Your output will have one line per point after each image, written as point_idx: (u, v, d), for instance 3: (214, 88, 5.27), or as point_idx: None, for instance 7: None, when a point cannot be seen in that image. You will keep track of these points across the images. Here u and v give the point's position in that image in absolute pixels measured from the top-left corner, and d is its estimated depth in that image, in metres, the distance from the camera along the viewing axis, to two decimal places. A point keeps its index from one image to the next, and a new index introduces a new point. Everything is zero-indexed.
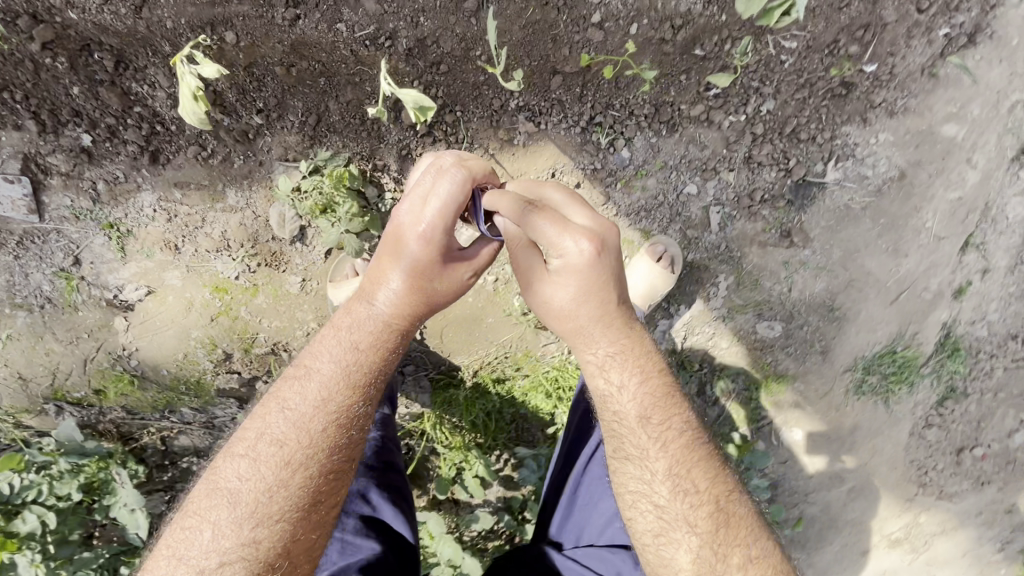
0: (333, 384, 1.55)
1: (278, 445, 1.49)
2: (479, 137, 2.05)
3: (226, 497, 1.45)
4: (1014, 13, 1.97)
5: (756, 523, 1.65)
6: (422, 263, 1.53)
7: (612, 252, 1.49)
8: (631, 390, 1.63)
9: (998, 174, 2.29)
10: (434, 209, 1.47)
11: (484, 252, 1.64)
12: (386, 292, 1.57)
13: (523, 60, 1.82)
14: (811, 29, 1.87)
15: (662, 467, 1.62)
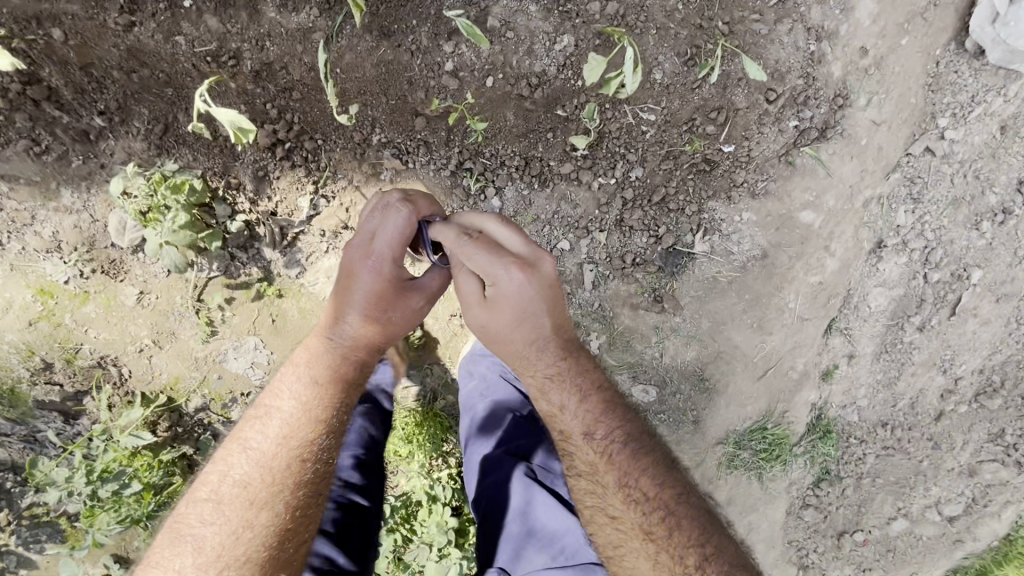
0: (284, 417, 1.51)
1: (246, 484, 1.42)
2: (342, 167, 2.02)
3: (193, 544, 1.35)
4: (862, 115, 2.07)
5: (717, 527, 1.53)
6: (375, 294, 1.55)
7: (545, 276, 1.52)
8: (585, 406, 1.58)
9: (860, 264, 2.34)
10: (381, 244, 1.52)
11: (434, 283, 1.66)
12: (348, 326, 1.58)
13: (382, 97, 1.85)
14: (666, 104, 1.94)
15: (630, 474, 1.54)
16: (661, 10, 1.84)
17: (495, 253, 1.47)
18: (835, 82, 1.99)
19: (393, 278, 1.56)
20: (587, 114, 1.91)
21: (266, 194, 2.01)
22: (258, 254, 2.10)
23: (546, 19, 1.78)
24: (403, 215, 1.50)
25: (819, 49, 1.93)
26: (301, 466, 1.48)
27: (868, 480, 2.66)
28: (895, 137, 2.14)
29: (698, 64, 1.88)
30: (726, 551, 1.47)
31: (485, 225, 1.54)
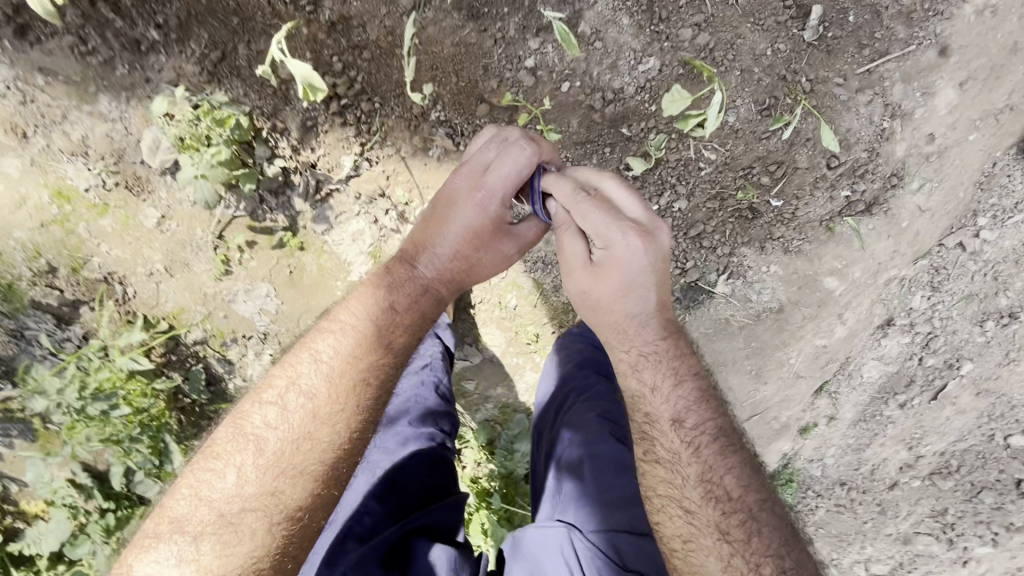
0: (359, 337, 1.61)
1: (312, 397, 1.53)
2: (393, 136, 1.97)
3: (256, 445, 1.48)
4: (910, 199, 2.08)
5: (794, 538, 1.51)
6: (470, 233, 1.69)
7: (656, 250, 1.57)
8: (674, 390, 1.61)
9: (865, 335, 2.35)
10: (492, 183, 1.64)
11: (529, 232, 1.79)
12: (436, 255, 1.72)
13: (452, 77, 1.80)
14: (729, 147, 1.95)
15: (714, 469, 1.53)
16: (750, 53, 1.82)
17: (613, 215, 1.55)
18: (894, 162, 1.99)
19: (493, 218, 1.68)
20: (655, 142, 1.93)
21: (310, 146, 1.96)
22: (288, 202, 2.05)
23: (637, 37, 1.77)
24: (524, 157, 1.60)
25: (891, 127, 1.93)
26: (365, 389, 1.58)
27: (810, 528, 2.65)
28: (934, 226, 2.15)
29: (772, 115, 1.88)
30: (800, 562, 1.46)
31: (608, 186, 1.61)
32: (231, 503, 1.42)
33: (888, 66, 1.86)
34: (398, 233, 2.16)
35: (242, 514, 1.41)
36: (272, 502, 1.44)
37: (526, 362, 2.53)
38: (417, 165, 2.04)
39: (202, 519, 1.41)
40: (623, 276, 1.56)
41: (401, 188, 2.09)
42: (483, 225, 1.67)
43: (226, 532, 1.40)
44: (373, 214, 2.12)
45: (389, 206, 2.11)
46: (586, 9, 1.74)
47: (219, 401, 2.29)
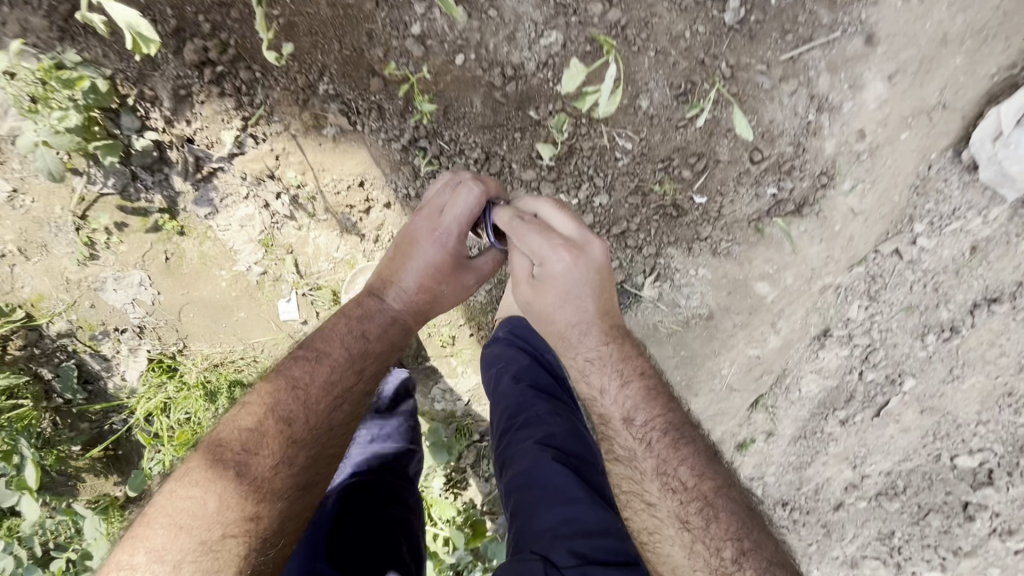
0: (335, 367, 1.58)
1: (289, 420, 1.47)
2: (280, 110, 1.78)
3: (238, 469, 1.38)
4: (841, 200, 1.95)
5: (758, 520, 1.39)
6: (435, 267, 1.65)
7: (593, 259, 1.49)
8: (620, 391, 1.49)
9: (800, 347, 2.19)
10: (451, 225, 1.60)
11: (486, 265, 1.74)
12: (402, 292, 1.68)
13: (333, 44, 1.63)
14: (646, 136, 1.80)
15: (669, 460, 1.41)
16: (666, 33, 1.66)
17: (545, 234, 1.47)
18: (824, 159, 1.86)
19: (454, 255, 1.65)
20: (556, 127, 1.77)
21: (184, 117, 1.75)
22: (166, 181, 1.85)
23: (538, 7, 1.59)
24: (477, 196, 1.56)
25: (818, 120, 1.81)
26: (336, 410, 1.54)
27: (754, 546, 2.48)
28: (869, 231, 2.01)
29: (688, 100, 1.74)
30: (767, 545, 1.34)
31: (546, 210, 1.53)
32: (208, 527, 1.29)
33: (813, 54, 1.73)
34: (293, 220, 1.97)
35: (224, 540, 1.29)
36: (249, 531, 1.32)
37: (442, 366, 2.35)
38: (311, 145, 1.86)
39: (179, 535, 1.28)
40: (558, 290, 1.49)
41: (292, 169, 1.89)
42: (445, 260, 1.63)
43: (197, 557, 1.26)
44: (263, 198, 1.93)
45: (279, 189, 1.91)
46: None
47: (97, 401, 2.10)
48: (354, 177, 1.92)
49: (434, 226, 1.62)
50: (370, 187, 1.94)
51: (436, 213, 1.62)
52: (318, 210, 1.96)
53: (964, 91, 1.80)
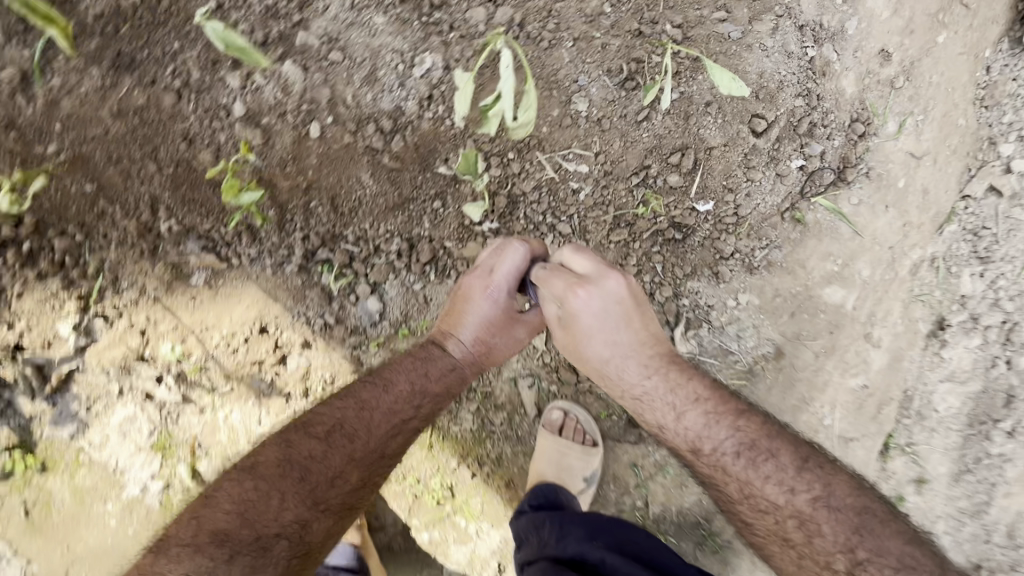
0: (359, 437, 1.21)
1: (340, 481, 1.17)
2: (126, 273, 1.33)
3: (303, 472, 1.15)
4: (890, 146, 1.44)
5: (897, 530, 1.06)
6: (489, 319, 1.30)
7: (609, 294, 1.22)
8: (680, 422, 1.20)
9: (912, 355, 1.56)
10: (500, 281, 1.28)
11: (535, 319, 1.35)
12: (461, 344, 1.31)
13: (150, 165, 1.17)
14: (602, 147, 1.29)
15: (754, 479, 1.12)
16: (578, 14, 1.23)
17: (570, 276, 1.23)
18: (848, 103, 1.36)
19: (505, 309, 1.30)
20: (465, 167, 1.22)
21: (4, 320, 1.31)
22: (10, 408, 1.39)
23: (401, 34, 1.17)
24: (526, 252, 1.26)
25: (821, 55, 1.32)
26: (389, 446, 1.24)
27: None
28: (942, 174, 1.47)
29: (640, 85, 1.26)
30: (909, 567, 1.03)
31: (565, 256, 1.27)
32: (268, 523, 1.09)
33: None
34: (190, 404, 1.47)
35: (266, 502, 1.11)
36: None
37: (448, 531, 1.71)
38: (184, 304, 1.40)
39: (207, 538, 1.05)
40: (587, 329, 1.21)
41: (167, 342, 1.41)
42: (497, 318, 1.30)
43: (249, 557, 1.04)
44: (140, 390, 1.43)
45: (156, 371, 1.42)
46: (309, 17, 1.13)
47: None
48: (251, 323, 1.45)
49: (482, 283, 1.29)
50: (276, 330, 1.46)
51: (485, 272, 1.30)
52: (216, 381, 1.47)
53: None
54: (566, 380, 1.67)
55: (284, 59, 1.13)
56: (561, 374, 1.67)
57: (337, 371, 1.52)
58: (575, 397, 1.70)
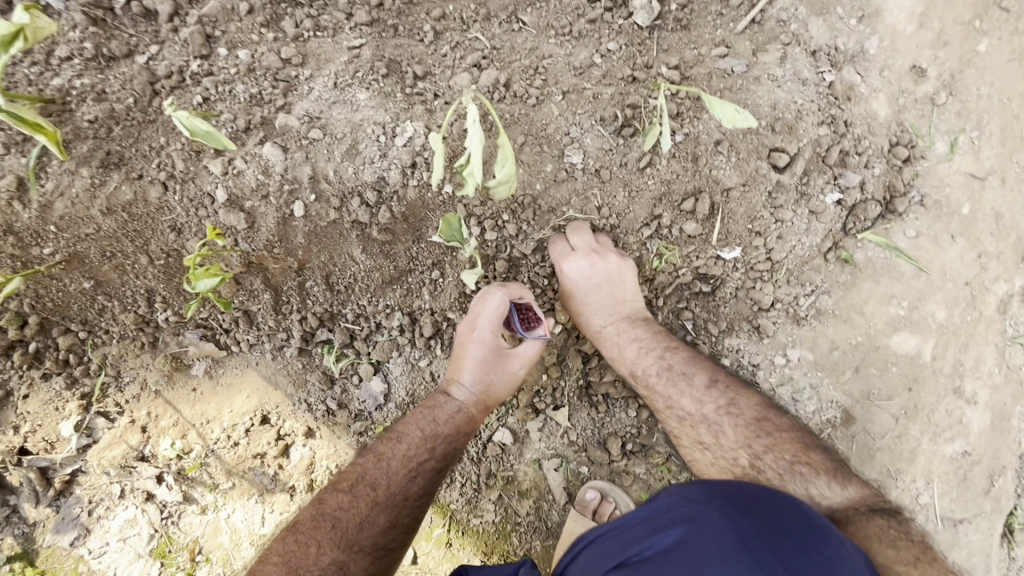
0: (382, 493, 1.17)
1: (368, 525, 1.13)
2: (127, 367, 1.31)
3: (333, 520, 1.12)
4: (945, 169, 1.25)
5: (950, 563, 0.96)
6: (483, 359, 1.22)
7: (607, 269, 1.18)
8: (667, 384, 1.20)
9: (1021, 412, 1.35)
10: (485, 325, 1.21)
11: (530, 354, 1.25)
12: (464, 389, 1.25)
13: (142, 258, 1.16)
14: (605, 199, 1.18)
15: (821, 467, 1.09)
16: (567, 69, 1.19)
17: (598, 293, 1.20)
18: (883, 126, 1.21)
19: (495, 349, 1.22)
20: (447, 233, 1.10)
21: (8, 423, 1.28)
22: (13, 515, 1.35)
23: (383, 107, 1.14)
24: (504, 295, 1.18)
25: (842, 79, 1.18)
26: (412, 487, 1.20)
27: None
28: (1016, 195, 1.27)
29: (638, 130, 1.16)
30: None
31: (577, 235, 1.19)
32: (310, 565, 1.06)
33: (782, 5, 1.19)
34: (191, 504, 1.39)
35: None
36: None
37: None
38: (184, 397, 1.35)
39: None
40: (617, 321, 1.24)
41: (167, 437, 1.35)
42: (488, 357, 1.22)
43: None
44: (139, 490, 1.37)
45: (156, 470, 1.36)
46: (293, 101, 1.14)
47: None
48: (251, 413, 1.37)
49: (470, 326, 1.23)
50: (277, 419, 1.39)
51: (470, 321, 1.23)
52: (217, 478, 1.38)
53: None
54: (598, 459, 1.46)
55: (265, 141, 1.11)
56: (590, 453, 1.46)
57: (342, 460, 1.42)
58: (611, 479, 1.48)
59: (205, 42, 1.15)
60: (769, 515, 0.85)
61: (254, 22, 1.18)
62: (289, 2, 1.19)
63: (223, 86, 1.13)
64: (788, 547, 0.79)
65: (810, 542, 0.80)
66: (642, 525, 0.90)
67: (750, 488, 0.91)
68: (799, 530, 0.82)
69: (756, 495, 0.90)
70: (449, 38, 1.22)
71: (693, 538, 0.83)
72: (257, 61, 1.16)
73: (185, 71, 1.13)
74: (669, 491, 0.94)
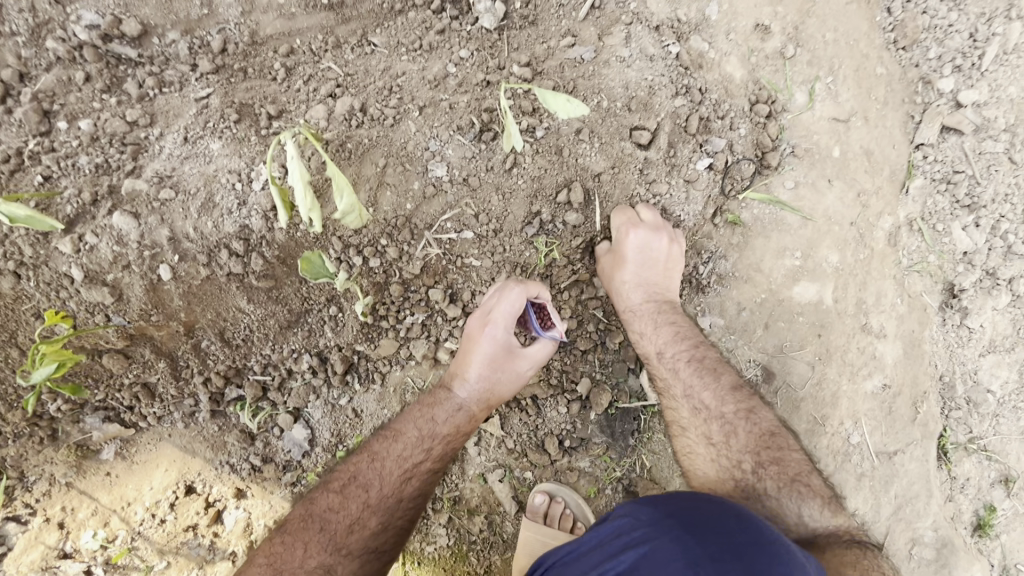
0: (380, 492, 1.16)
1: (358, 528, 1.12)
2: (31, 465, 1.26)
3: (323, 522, 1.12)
4: (809, 118, 1.28)
5: None
6: (492, 354, 1.19)
7: (660, 245, 1.19)
8: (657, 334, 1.22)
9: (931, 336, 1.40)
10: (499, 320, 1.17)
11: (541, 354, 1.24)
12: (467, 386, 1.22)
13: (13, 351, 1.10)
14: (481, 205, 1.17)
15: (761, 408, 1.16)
16: (421, 83, 1.18)
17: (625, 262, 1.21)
18: (740, 87, 1.23)
19: (507, 346, 1.19)
20: (311, 271, 1.07)
21: None
22: None
23: (237, 153, 1.12)
24: (523, 292, 1.16)
25: (690, 49, 1.21)
26: (406, 489, 1.18)
27: None
28: (880, 131, 1.31)
29: (499, 132, 1.16)
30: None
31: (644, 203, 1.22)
32: (295, 568, 1.06)
33: None
34: None
35: None
36: None
37: None
38: (100, 484, 1.30)
39: None
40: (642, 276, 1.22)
41: (88, 529, 1.29)
42: (500, 357, 1.20)
43: None
44: None
45: (83, 565, 1.29)
46: (144, 163, 1.11)
47: None
48: (174, 487, 1.32)
49: (487, 320, 1.19)
50: (203, 487, 1.34)
51: (485, 316, 1.19)
52: (150, 560, 1.32)
53: None
54: (539, 462, 1.45)
55: (114, 211, 1.07)
56: (531, 458, 1.44)
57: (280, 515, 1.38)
58: (557, 479, 1.46)
59: (42, 119, 1.11)
60: (715, 529, 0.82)
61: (93, 89, 1.15)
62: (127, 62, 1.18)
63: (65, 160, 1.09)
64: (733, 560, 0.77)
65: (751, 551, 0.79)
66: (598, 554, 0.86)
67: (698, 507, 0.89)
68: (742, 541, 0.81)
69: (704, 512, 0.87)
70: (302, 71, 1.21)
71: (646, 562, 0.80)
72: (100, 129, 1.12)
73: (23, 151, 1.09)
74: (620, 513, 0.92)
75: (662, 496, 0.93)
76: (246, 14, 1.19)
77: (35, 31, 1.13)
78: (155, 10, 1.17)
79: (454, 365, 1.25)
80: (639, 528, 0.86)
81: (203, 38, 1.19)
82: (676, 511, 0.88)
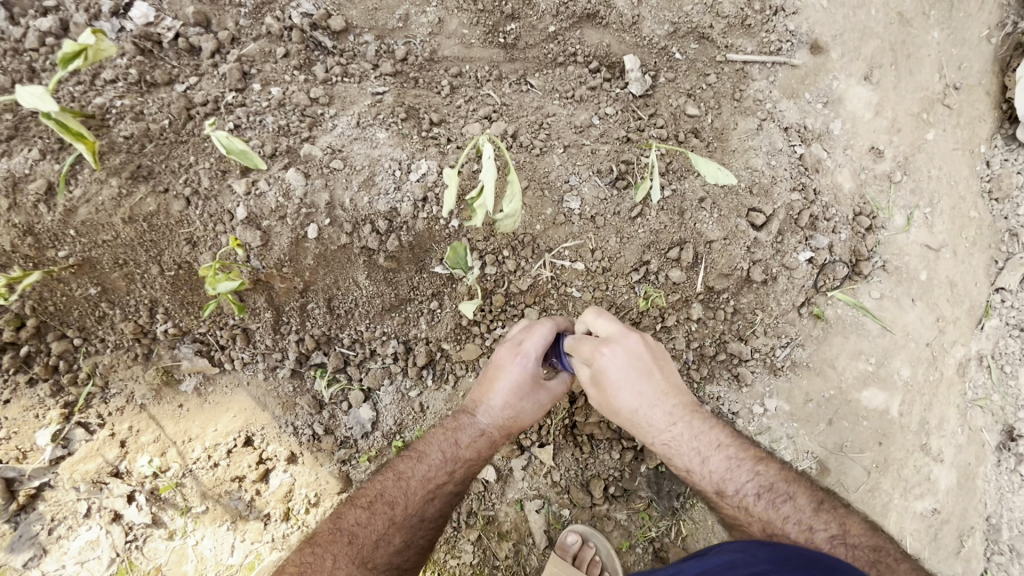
0: (398, 513, 1.16)
1: (384, 544, 1.13)
2: (117, 378, 1.32)
3: (350, 535, 1.12)
4: (904, 240, 1.38)
5: None
6: (518, 384, 1.16)
7: (635, 350, 1.09)
8: (705, 467, 1.12)
9: (984, 473, 1.43)
10: (529, 350, 1.15)
11: (562, 387, 1.21)
12: (490, 412, 1.19)
13: (153, 268, 1.20)
14: (598, 245, 1.27)
15: (775, 519, 1.08)
16: (568, 126, 1.31)
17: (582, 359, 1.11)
18: (849, 198, 1.35)
19: (537, 376, 1.16)
20: (453, 260, 1.21)
21: None
22: None
23: (401, 146, 1.24)
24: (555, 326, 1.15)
25: (811, 153, 1.34)
26: (428, 509, 1.18)
27: None
28: (967, 267, 1.41)
29: (631, 184, 1.27)
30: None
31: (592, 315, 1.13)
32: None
33: (758, 87, 1.35)
34: (159, 527, 1.33)
35: None
36: None
37: None
38: (170, 413, 1.35)
39: None
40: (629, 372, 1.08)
41: (146, 454, 1.32)
42: (526, 387, 1.16)
43: None
44: (108, 507, 1.31)
45: (128, 488, 1.31)
46: (317, 134, 1.24)
47: None
48: (235, 435, 1.37)
49: (515, 350, 1.16)
50: (261, 442, 1.38)
51: (515, 347, 1.16)
52: (191, 501, 1.34)
53: (968, 64, 1.38)
54: (579, 502, 1.45)
55: (288, 167, 1.20)
56: (572, 495, 1.45)
57: (322, 489, 1.40)
58: (592, 523, 1.46)
59: (241, 78, 1.26)
60: None
61: (289, 64, 1.30)
62: (323, 50, 1.34)
63: (253, 116, 1.23)
64: None
65: None
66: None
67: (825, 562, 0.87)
68: None
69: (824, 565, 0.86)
70: (464, 92, 1.35)
71: None
72: (287, 97, 1.27)
73: (220, 100, 1.23)
74: (733, 549, 0.96)
75: (785, 544, 0.94)
76: (432, 35, 1.36)
77: (258, 8, 1.30)
78: (360, 14, 1.34)
79: (476, 389, 1.23)
80: (752, 556, 0.91)
81: (390, 45, 1.35)
82: (796, 556, 0.89)
